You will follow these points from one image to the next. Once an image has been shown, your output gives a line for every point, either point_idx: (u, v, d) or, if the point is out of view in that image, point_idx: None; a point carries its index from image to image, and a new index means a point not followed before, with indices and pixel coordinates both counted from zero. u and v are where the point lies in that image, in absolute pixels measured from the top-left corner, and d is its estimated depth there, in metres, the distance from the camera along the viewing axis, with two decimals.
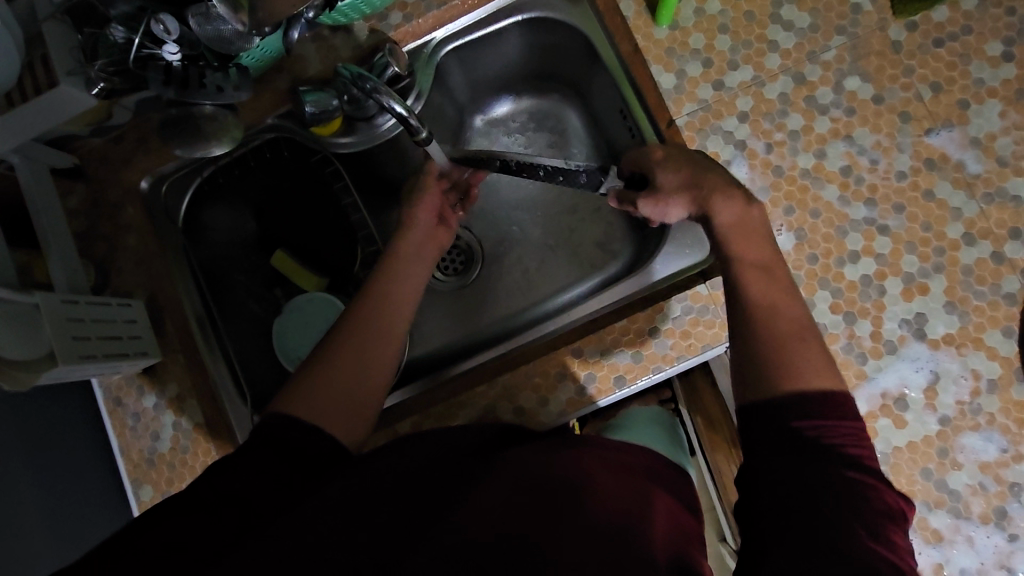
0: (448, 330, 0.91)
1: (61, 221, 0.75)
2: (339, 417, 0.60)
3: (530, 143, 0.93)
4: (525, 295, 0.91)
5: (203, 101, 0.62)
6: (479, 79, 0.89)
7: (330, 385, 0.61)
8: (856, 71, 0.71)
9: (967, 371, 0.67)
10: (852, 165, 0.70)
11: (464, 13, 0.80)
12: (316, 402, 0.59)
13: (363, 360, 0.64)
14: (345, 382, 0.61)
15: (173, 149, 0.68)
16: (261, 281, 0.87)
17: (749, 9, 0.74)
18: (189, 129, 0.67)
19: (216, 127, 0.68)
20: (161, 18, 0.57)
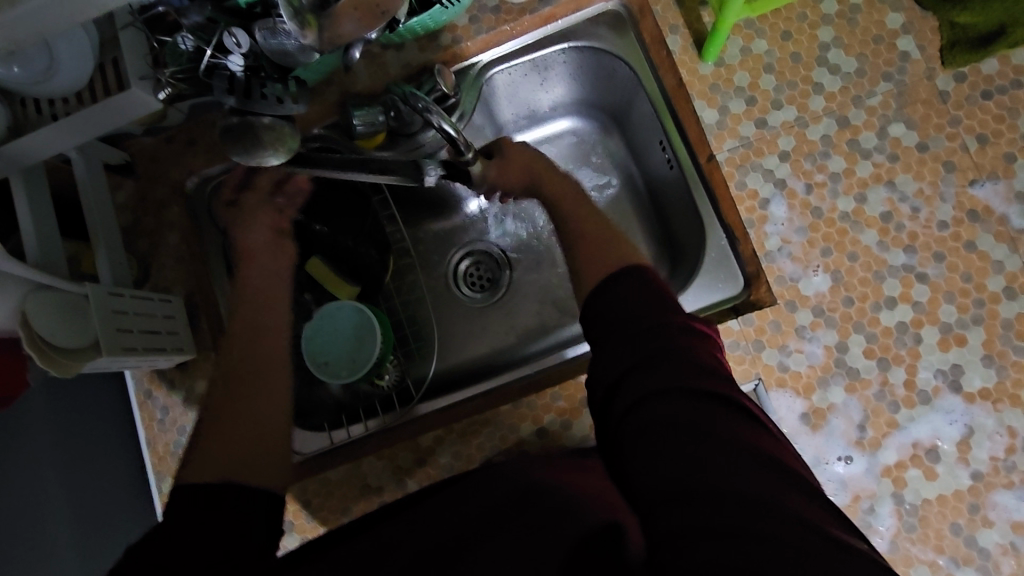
0: (470, 348, 0.92)
1: (110, 215, 0.76)
2: (253, 465, 0.53)
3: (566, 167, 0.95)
4: (551, 316, 0.92)
5: (263, 111, 0.66)
6: (520, 101, 0.91)
7: (225, 441, 0.54)
8: (901, 118, 0.71)
9: (1003, 428, 0.65)
10: (892, 212, 0.70)
11: (512, 38, 0.82)
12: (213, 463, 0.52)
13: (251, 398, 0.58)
14: (246, 433, 0.55)
15: (230, 156, 0.66)
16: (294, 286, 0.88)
17: (796, 50, 0.75)
18: (245, 135, 0.64)
19: (272, 137, 0.68)
20: (234, 32, 0.61)
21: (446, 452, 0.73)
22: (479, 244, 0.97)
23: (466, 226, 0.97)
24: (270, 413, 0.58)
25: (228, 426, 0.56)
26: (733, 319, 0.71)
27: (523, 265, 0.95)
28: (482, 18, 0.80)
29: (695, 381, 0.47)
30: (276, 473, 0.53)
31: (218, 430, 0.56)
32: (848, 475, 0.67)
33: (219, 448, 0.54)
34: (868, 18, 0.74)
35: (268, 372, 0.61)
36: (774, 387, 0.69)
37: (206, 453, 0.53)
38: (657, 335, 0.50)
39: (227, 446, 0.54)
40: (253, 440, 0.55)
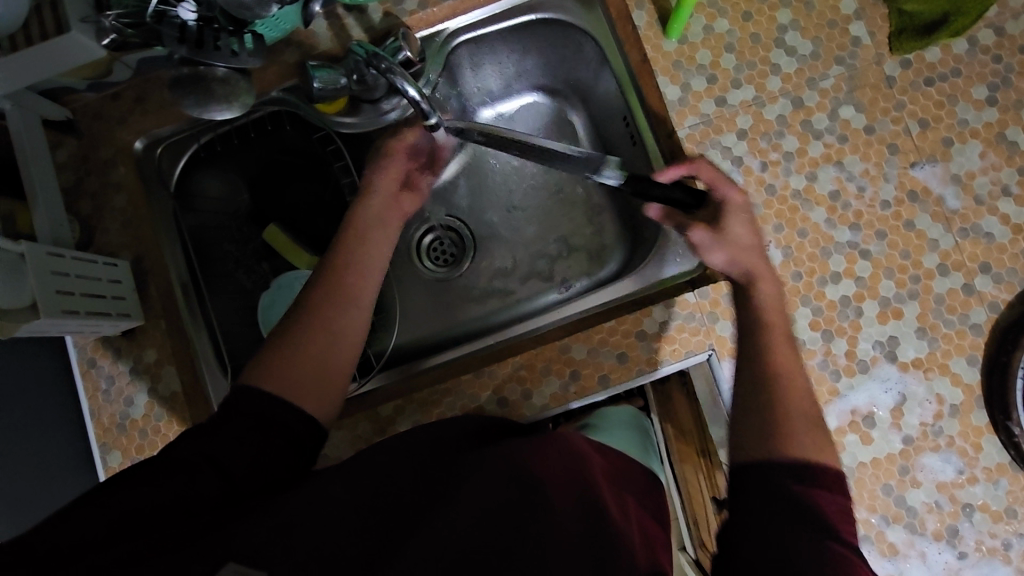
0: (431, 323, 0.92)
1: (50, 173, 0.73)
2: (312, 389, 0.59)
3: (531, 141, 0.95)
4: (514, 289, 0.92)
5: (216, 63, 0.62)
6: (486, 73, 0.90)
7: (295, 354, 0.60)
8: (850, 100, 0.74)
9: (933, 395, 0.70)
10: (840, 190, 0.73)
11: (479, 7, 0.81)
12: (278, 373, 0.59)
13: (325, 346, 0.62)
14: (314, 349, 0.61)
15: (182, 107, 0.67)
16: (252, 254, 0.86)
17: (756, 31, 0.77)
18: (200, 88, 0.66)
19: (226, 91, 0.67)
20: None
21: (405, 421, 0.73)
22: (443, 219, 0.96)
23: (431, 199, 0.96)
24: (336, 345, 0.63)
25: (296, 348, 0.61)
26: (689, 292, 0.73)
27: (490, 243, 0.95)
28: None
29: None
30: (321, 398, 0.60)
31: (292, 344, 0.61)
32: None
33: (292, 361, 0.60)
34: (823, 2, 0.76)
35: (331, 311, 0.64)
36: (726, 357, 0.72)
37: (280, 360, 0.60)
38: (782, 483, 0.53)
39: (302, 363, 0.60)
40: (316, 365, 0.61)
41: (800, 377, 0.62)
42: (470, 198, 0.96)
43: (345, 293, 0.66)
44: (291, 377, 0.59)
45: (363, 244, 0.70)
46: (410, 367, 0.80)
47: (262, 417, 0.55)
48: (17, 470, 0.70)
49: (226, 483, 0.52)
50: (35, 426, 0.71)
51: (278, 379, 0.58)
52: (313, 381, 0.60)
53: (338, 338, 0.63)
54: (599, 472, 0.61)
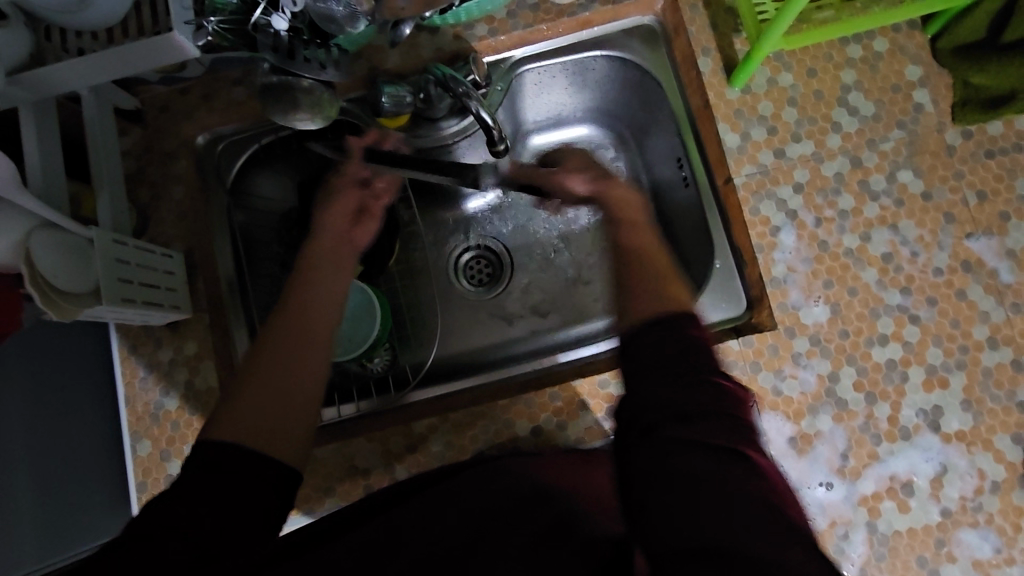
0: (463, 341, 0.91)
1: (116, 161, 0.74)
2: (272, 438, 0.50)
3: None
4: (551, 316, 0.92)
5: (304, 74, 0.66)
6: (543, 102, 0.91)
7: (251, 395, 0.51)
8: (909, 165, 0.75)
9: (974, 470, 0.69)
10: (893, 253, 0.73)
11: (547, 38, 0.82)
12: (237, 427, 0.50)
13: (286, 381, 0.53)
14: (272, 385, 0.52)
15: (267, 115, 0.68)
16: (299, 257, 0.87)
17: (819, 88, 0.78)
18: (286, 98, 0.67)
19: (310, 102, 0.68)
20: None
21: (438, 440, 0.72)
22: (485, 240, 0.97)
23: (474, 218, 0.97)
24: (299, 390, 0.53)
25: (255, 387, 0.52)
26: (733, 339, 0.73)
27: (527, 266, 0.95)
28: (520, 14, 0.80)
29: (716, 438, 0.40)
30: (287, 449, 0.50)
31: (247, 386, 0.52)
32: (828, 500, 0.69)
33: (249, 403, 0.51)
34: (889, 67, 0.77)
35: (308, 361, 0.55)
36: (767, 410, 0.71)
37: (237, 406, 0.51)
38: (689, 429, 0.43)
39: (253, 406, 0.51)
40: (273, 408, 0.51)
41: (659, 256, 0.56)
42: (513, 220, 0.97)
43: (320, 335, 0.57)
44: (247, 422, 0.50)
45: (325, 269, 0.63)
46: (440, 387, 0.81)
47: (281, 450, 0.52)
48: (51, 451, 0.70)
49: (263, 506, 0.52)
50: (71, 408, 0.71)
51: (237, 423, 0.50)
52: (272, 426, 0.50)
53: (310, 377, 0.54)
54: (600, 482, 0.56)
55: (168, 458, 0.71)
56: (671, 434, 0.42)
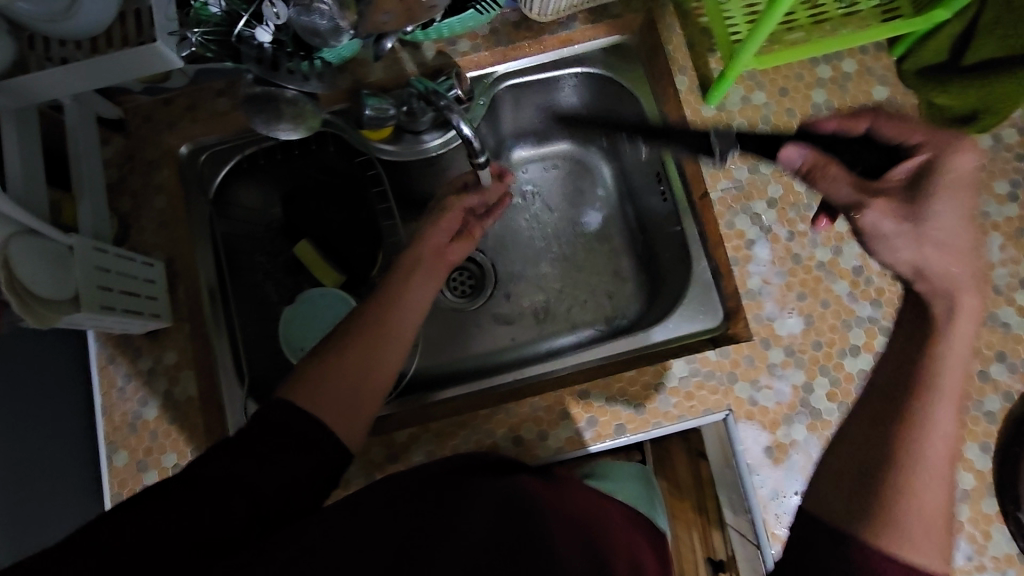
0: (447, 352, 0.92)
1: (97, 169, 0.74)
2: (345, 413, 0.59)
3: (561, 186, 0.98)
4: (533, 327, 0.93)
5: (286, 85, 0.67)
6: (525, 117, 0.93)
7: (326, 377, 0.60)
8: None
9: None
10: (863, 266, 0.75)
11: (529, 55, 0.84)
12: (316, 394, 0.59)
13: (362, 365, 0.62)
14: (354, 372, 0.61)
15: (250, 124, 0.69)
16: (282, 267, 0.88)
17: (791, 107, 0.80)
18: (269, 108, 0.69)
19: (293, 113, 0.70)
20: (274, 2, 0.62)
21: (419, 450, 0.72)
22: None
23: None
24: (377, 375, 0.63)
25: (339, 370, 0.60)
26: (710, 350, 0.74)
27: (511, 277, 0.96)
28: (502, 30, 0.82)
29: None
30: (353, 428, 0.59)
31: (327, 372, 0.60)
32: None
33: (325, 384, 0.59)
34: (857, 87, 0.80)
35: (387, 360, 0.64)
36: (742, 419, 0.72)
37: (318, 379, 0.59)
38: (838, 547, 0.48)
39: (331, 386, 0.59)
40: (351, 390, 0.60)
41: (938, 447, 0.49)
42: (497, 232, 0.98)
43: (392, 332, 0.65)
44: (326, 398, 0.58)
45: (399, 301, 0.68)
46: (421, 398, 0.80)
47: (304, 438, 0.55)
48: (23, 461, 0.68)
49: (260, 505, 0.53)
50: (44, 417, 0.70)
51: (315, 397, 0.58)
52: (346, 404, 0.59)
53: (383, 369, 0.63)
54: (597, 515, 0.63)
55: (145, 469, 0.70)
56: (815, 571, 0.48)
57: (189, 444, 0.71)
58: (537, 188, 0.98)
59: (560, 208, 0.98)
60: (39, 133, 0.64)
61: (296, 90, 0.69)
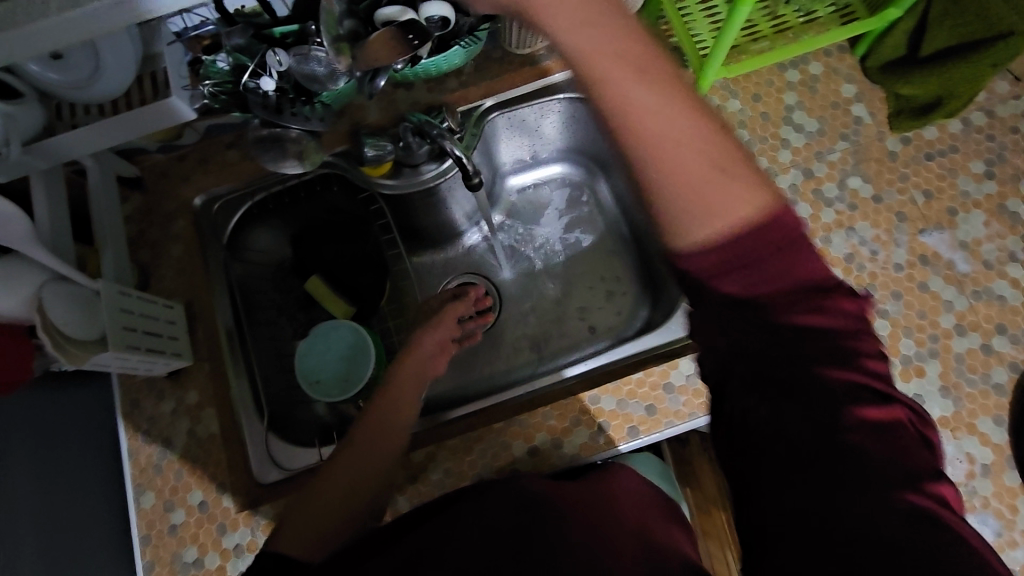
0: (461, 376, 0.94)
1: (118, 225, 0.79)
2: (322, 535, 0.61)
3: (557, 207, 1.02)
4: (540, 344, 0.95)
5: (292, 126, 0.73)
6: (516, 145, 0.98)
7: (310, 500, 0.63)
8: (857, 172, 0.81)
9: (963, 454, 0.70)
10: (853, 254, 0.77)
11: (514, 87, 0.89)
12: (297, 534, 0.61)
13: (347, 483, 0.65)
14: (335, 494, 0.64)
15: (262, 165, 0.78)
16: (295, 303, 0.91)
17: (765, 110, 0.85)
18: (277, 146, 0.77)
19: (298, 149, 0.78)
20: (277, 51, 0.65)
21: (437, 468, 0.74)
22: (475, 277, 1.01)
23: (464, 255, 1.01)
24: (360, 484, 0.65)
25: (316, 498, 0.63)
26: None
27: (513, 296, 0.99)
28: (487, 66, 0.89)
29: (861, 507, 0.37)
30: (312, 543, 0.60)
31: (306, 499, 0.63)
32: None
33: (308, 512, 0.62)
34: (826, 87, 0.85)
35: (375, 494, 0.65)
36: None
37: (300, 509, 0.62)
38: (801, 360, 0.41)
39: (312, 517, 0.62)
40: (334, 510, 0.63)
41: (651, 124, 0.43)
42: (499, 256, 1.01)
43: (376, 453, 0.67)
44: (305, 527, 0.61)
45: (373, 433, 0.69)
46: (434, 418, 0.81)
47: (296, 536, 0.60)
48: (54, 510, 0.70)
49: None
50: None
51: (297, 530, 0.61)
52: (324, 523, 0.62)
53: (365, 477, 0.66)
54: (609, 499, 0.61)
55: (171, 509, 0.72)
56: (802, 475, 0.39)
57: (213, 481, 0.72)
58: (535, 210, 1.02)
59: (555, 228, 1.01)
60: (65, 192, 0.69)
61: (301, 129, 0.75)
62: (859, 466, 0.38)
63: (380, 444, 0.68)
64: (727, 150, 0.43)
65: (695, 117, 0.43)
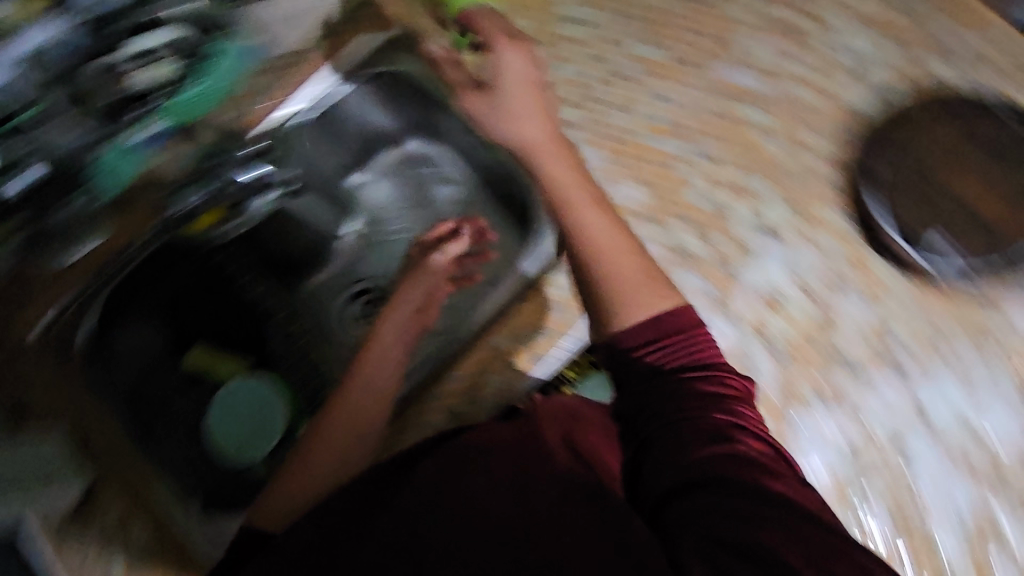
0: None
1: None
2: (298, 503, 0.69)
3: (414, 187, 1.01)
4: None
5: (58, 217, 0.70)
6: (345, 141, 0.96)
7: (283, 488, 0.69)
8: (641, 43, 0.86)
9: (808, 249, 0.79)
10: (663, 115, 0.83)
11: (309, 86, 0.87)
12: (272, 509, 0.69)
13: (333, 450, 0.70)
14: (322, 463, 0.70)
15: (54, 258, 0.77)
16: (186, 381, 0.88)
17: (542, 18, 0.87)
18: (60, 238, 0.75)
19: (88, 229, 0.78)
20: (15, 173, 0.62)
21: None
22: (363, 283, 1.00)
23: (345, 268, 1.00)
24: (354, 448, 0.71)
25: (300, 470, 0.69)
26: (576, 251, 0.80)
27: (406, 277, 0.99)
28: (275, 75, 0.87)
29: (759, 538, 0.50)
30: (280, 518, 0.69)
31: (292, 475, 0.69)
32: (720, 336, 0.76)
33: (285, 492, 0.69)
34: None
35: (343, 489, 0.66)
36: None
37: (279, 490, 0.69)
38: (657, 377, 0.60)
39: (294, 490, 0.69)
40: (313, 476, 0.70)
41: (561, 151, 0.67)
42: (378, 249, 1.01)
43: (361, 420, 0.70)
44: (281, 508, 0.69)
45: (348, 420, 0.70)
46: None
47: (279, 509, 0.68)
48: None
49: None
50: None
51: (275, 516, 0.69)
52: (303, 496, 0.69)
53: (349, 447, 0.70)
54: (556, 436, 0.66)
55: None
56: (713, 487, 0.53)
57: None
58: (391, 199, 1.02)
59: (419, 203, 1.02)
60: None
61: (71, 214, 0.71)
62: (734, 480, 0.53)
63: (369, 401, 0.70)
64: (566, 153, 0.68)
65: (548, 137, 0.68)
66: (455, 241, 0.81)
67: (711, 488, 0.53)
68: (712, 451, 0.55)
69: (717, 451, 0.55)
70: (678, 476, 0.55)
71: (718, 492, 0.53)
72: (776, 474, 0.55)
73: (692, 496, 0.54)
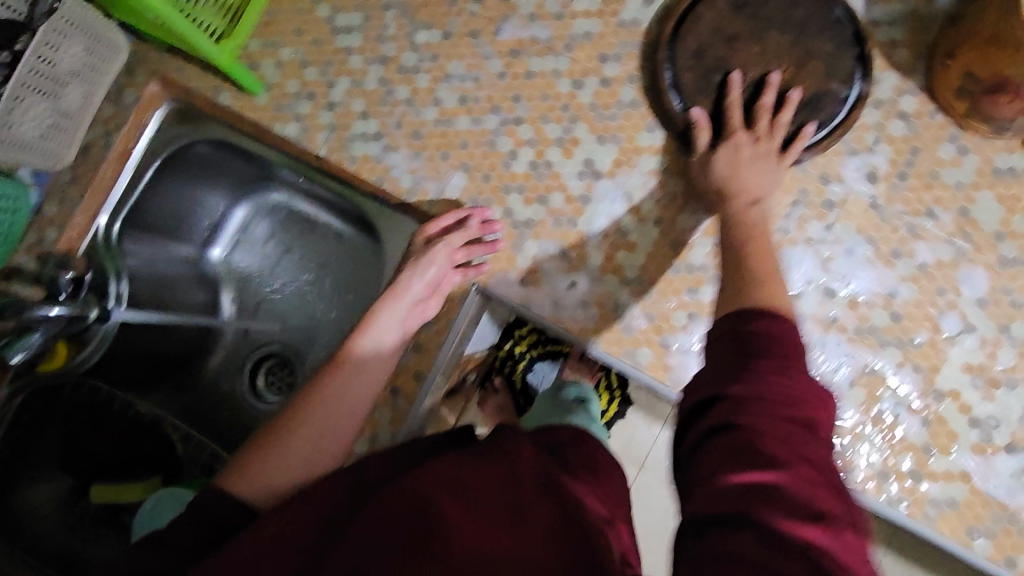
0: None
1: None
2: (254, 486, 0.59)
3: (274, 243, 0.96)
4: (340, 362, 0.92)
5: None
6: (179, 226, 0.91)
7: (265, 460, 0.61)
8: (418, 26, 0.80)
9: (647, 175, 0.75)
10: (464, 94, 0.78)
11: (110, 190, 0.84)
12: (249, 475, 0.60)
13: (320, 442, 0.65)
14: (303, 444, 0.63)
15: None
16: (101, 517, 0.86)
17: (313, 37, 0.82)
18: None
19: None
20: None
21: None
22: (260, 352, 0.97)
23: (234, 345, 0.97)
24: (331, 442, 0.65)
25: (270, 457, 0.61)
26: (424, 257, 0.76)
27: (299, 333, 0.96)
28: (70, 194, 0.83)
29: (781, 533, 0.36)
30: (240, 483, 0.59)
31: (264, 455, 0.62)
32: (583, 293, 0.74)
33: (255, 471, 0.60)
34: None
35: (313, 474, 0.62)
36: (490, 279, 0.76)
37: (250, 465, 0.61)
38: (747, 366, 0.45)
39: (271, 456, 0.62)
40: (276, 463, 0.61)
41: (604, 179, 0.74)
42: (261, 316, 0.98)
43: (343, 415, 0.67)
44: (260, 471, 0.60)
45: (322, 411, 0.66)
46: None
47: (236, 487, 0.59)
48: None
49: None
50: None
51: (250, 476, 0.60)
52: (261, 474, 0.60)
53: (319, 448, 0.64)
54: (583, 446, 0.60)
55: None
56: (754, 486, 0.38)
57: None
58: (258, 262, 0.97)
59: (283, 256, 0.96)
60: None
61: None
62: (790, 489, 0.38)
63: (347, 420, 0.67)
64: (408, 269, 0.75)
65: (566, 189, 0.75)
66: (459, 232, 0.74)
67: (768, 473, 0.39)
68: (757, 455, 0.40)
69: (788, 445, 0.40)
70: (738, 435, 0.41)
71: (769, 499, 0.37)
72: (829, 511, 0.38)
73: (727, 475, 0.40)
